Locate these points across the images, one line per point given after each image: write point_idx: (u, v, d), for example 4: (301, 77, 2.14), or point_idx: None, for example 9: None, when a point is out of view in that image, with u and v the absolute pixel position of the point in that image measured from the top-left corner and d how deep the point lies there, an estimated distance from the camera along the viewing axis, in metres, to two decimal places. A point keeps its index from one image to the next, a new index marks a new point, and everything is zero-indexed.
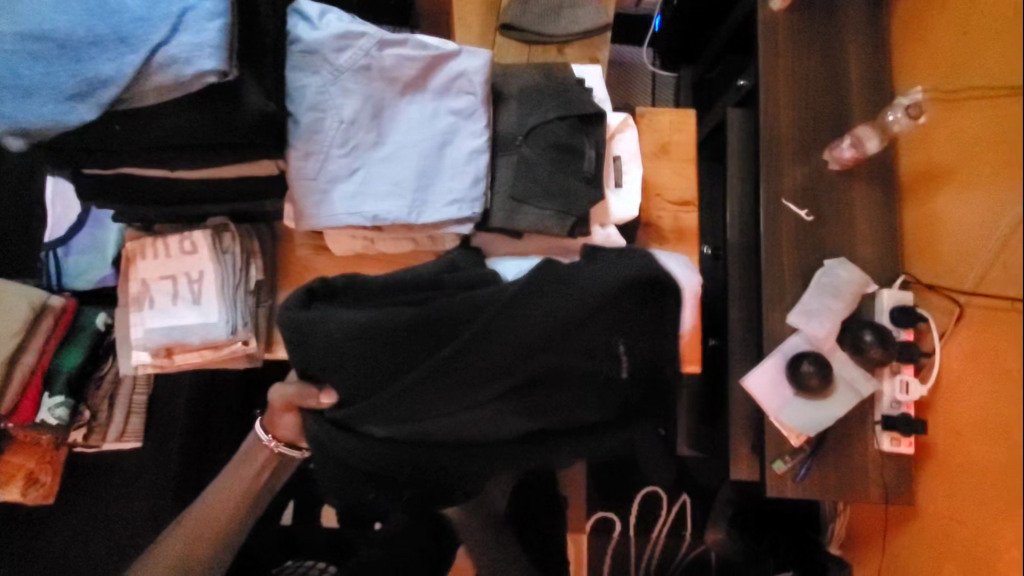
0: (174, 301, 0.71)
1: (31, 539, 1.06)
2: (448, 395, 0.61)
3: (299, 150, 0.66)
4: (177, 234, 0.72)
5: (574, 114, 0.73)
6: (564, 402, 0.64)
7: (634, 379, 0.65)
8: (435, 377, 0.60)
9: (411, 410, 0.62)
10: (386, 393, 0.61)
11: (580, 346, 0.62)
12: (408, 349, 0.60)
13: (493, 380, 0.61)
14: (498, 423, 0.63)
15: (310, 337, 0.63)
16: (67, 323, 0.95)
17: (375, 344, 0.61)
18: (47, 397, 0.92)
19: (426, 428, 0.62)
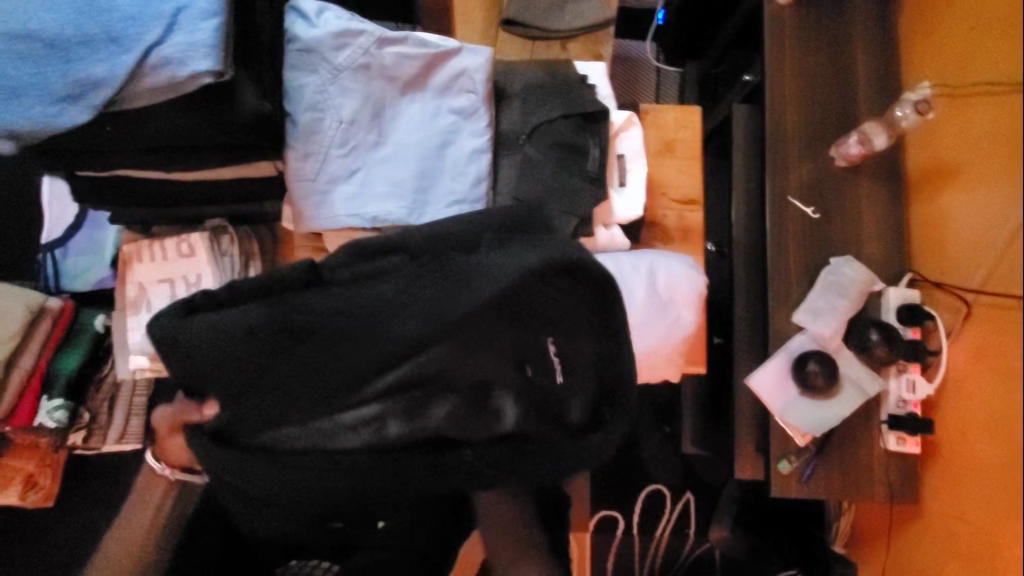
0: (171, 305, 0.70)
1: (33, 541, 1.05)
2: (343, 393, 0.57)
3: (298, 151, 0.65)
4: (175, 236, 0.71)
5: (579, 112, 0.72)
6: (481, 406, 0.60)
7: (575, 385, 0.62)
8: (333, 376, 0.55)
9: (302, 415, 0.56)
10: (268, 398, 0.55)
11: (506, 341, 0.59)
12: (312, 339, 0.55)
13: (395, 375, 0.57)
14: (400, 430, 0.58)
15: (180, 337, 0.55)
16: (64, 326, 0.94)
17: (263, 342, 0.55)
18: (46, 400, 0.92)
19: (322, 438, 0.57)
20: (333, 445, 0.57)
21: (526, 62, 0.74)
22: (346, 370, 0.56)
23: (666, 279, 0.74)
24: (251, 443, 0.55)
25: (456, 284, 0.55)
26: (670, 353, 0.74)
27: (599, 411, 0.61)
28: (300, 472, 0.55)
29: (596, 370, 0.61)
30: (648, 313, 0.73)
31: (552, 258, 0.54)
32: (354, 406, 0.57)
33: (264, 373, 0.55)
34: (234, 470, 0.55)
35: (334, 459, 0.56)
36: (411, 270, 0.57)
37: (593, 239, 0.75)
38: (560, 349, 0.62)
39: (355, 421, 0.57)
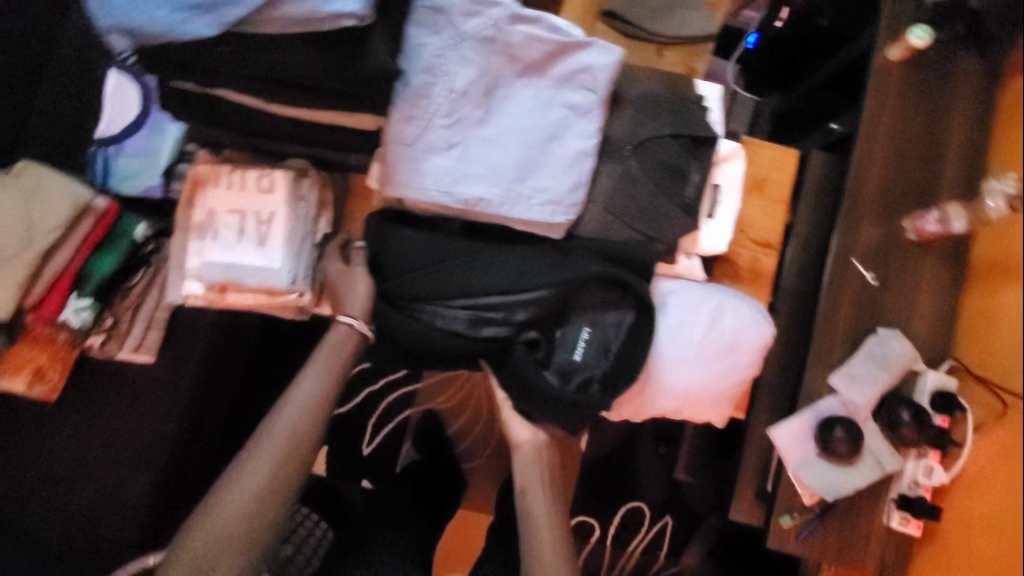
0: (238, 238, 0.66)
1: (21, 433, 1.01)
2: (439, 302, 0.68)
3: (402, 112, 0.62)
4: (257, 169, 0.67)
5: (689, 135, 0.69)
6: (523, 340, 0.70)
7: (587, 362, 0.70)
8: (455, 294, 0.67)
9: (422, 305, 0.69)
10: (417, 282, 0.68)
11: (553, 306, 0.68)
12: (461, 259, 0.68)
13: (500, 301, 0.67)
14: (472, 335, 0.69)
15: (394, 237, 0.70)
16: (106, 227, 0.91)
17: (421, 251, 0.68)
18: (74, 297, 0.90)
19: (427, 316, 0.69)
20: (437, 325, 0.69)
21: (645, 70, 0.71)
22: (476, 290, 0.67)
23: (732, 325, 0.70)
24: (400, 301, 0.70)
25: (535, 265, 0.67)
26: (722, 396, 0.72)
27: (587, 387, 0.70)
28: (414, 330, 0.69)
29: (611, 358, 0.70)
30: (710, 359, 0.71)
31: (614, 275, 0.67)
32: (457, 313, 0.68)
33: (423, 269, 0.68)
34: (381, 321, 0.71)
35: (435, 339, 0.69)
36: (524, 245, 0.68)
37: (670, 265, 0.75)
38: (591, 337, 0.70)
39: (447, 320, 0.68)
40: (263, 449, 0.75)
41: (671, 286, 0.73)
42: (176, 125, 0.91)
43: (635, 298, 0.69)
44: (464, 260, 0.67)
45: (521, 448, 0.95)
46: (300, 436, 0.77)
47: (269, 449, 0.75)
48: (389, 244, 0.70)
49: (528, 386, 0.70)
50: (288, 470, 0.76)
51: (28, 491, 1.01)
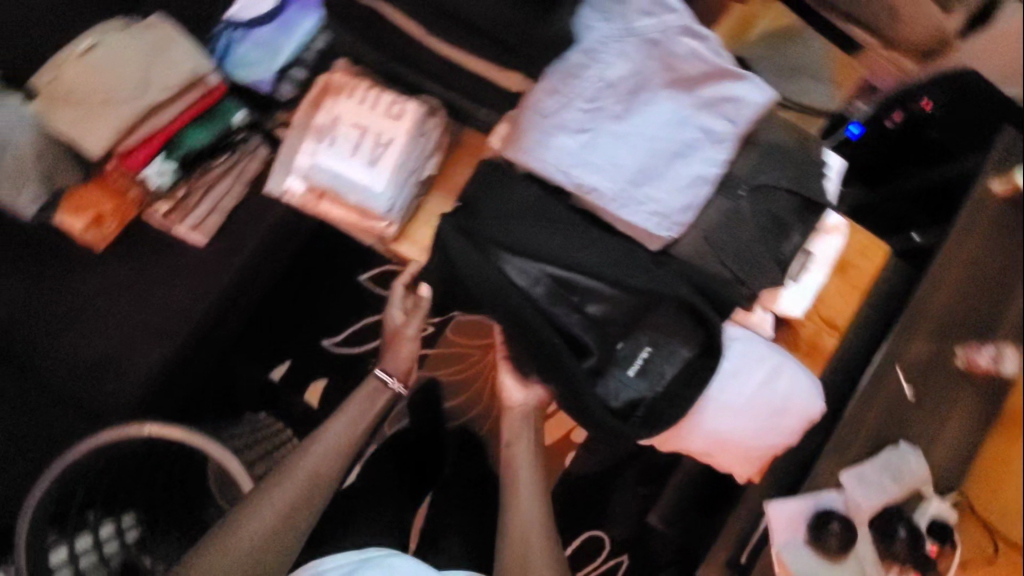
0: (352, 152, 0.68)
1: (57, 268, 1.02)
2: (517, 254, 0.69)
3: (549, 84, 0.64)
4: (391, 95, 0.69)
5: (803, 195, 0.70)
6: (586, 339, 0.69)
7: (637, 384, 0.70)
8: (542, 258, 0.69)
9: (506, 254, 0.68)
10: (513, 231, 0.69)
11: (626, 315, 0.70)
12: (559, 230, 0.69)
13: (584, 283, 0.69)
14: (546, 306, 0.69)
15: (500, 186, 0.70)
16: (209, 103, 0.93)
17: (517, 205, 0.69)
18: (160, 158, 0.91)
19: (507, 268, 0.68)
20: (514, 284, 0.69)
21: (781, 120, 0.72)
22: (567, 264, 0.68)
23: (786, 387, 0.72)
24: (486, 245, 0.69)
25: (625, 263, 0.68)
26: (752, 454, 0.73)
27: (632, 410, 0.71)
28: (487, 273, 0.68)
29: (663, 388, 0.70)
30: (753, 413, 0.72)
31: (697, 306, 0.68)
32: (538, 273, 0.69)
33: (518, 224, 0.69)
34: (459, 255, 0.68)
35: (508, 298, 0.68)
36: (615, 247, 0.69)
37: (746, 313, 0.76)
38: (648, 359, 0.70)
39: (524, 275, 0.68)
40: (289, 477, 0.85)
41: (735, 330, 0.74)
42: (308, 27, 0.93)
43: (706, 336, 0.70)
44: (563, 224, 0.69)
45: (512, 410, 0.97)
46: (321, 475, 0.87)
47: (296, 478, 0.85)
48: (487, 202, 0.70)
49: (577, 385, 0.69)
50: (311, 500, 0.85)
51: (46, 327, 1.01)
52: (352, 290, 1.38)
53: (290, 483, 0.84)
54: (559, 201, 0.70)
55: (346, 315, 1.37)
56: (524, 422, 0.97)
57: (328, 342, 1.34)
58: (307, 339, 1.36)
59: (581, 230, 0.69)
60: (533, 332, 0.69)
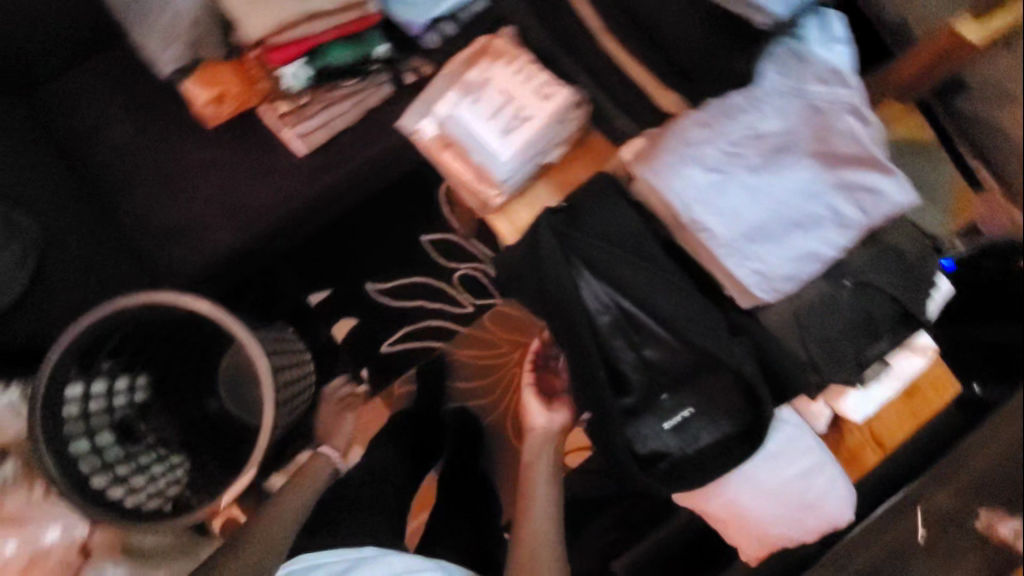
0: (493, 114, 0.71)
1: (162, 128, 1.06)
2: (594, 275, 0.68)
3: (701, 116, 0.65)
4: (547, 77, 0.72)
5: (905, 308, 0.69)
6: (634, 378, 0.70)
7: (668, 438, 0.71)
8: (623, 288, 0.68)
9: (587, 276, 0.69)
10: (602, 252, 0.68)
11: (682, 368, 0.69)
12: (647, 266, 0.68)
13: (648, 325, 0.68)
14: (606, 335, 0.69)
15: (602, 206, 0.70)
16: (361, 27, 0.96)
17: (615, 227, 0.69)
18: (301, 63, 0.95)
19: (583, 289, 0.68)
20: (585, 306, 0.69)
21: (907, 227, 0.71)
22: (638, 300, 0.67)
23: (821, 486, 0.73)
24: (573, 261, 0.69)
25: (700, 319, 0.66)
26: (769, 538, 0.75)
27: (655, 462, 0.71)
28: (564, 285, 0.67)
29: (692, 451, 0.71)
30: (782, 502, 0.74)
31: (756, 388, 0.66)
32: (606, 299, 0.68)
33: (612, 246, 0.69)
34: (541, 261, 0.68)
35: (576, 317, 0.68)
36: (698, 296, 0.68)
37: (805, 402, 0.78)
38: (687, 419, 0.71)
39: (595, 299, 0.68)
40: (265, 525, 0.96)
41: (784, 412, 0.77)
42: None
43: (751, 416, 0.69)
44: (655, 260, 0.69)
45: (533, 432, 1.08)
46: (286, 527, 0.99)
47: (264, 526, 0.96)
48: (584, 217, 0.70)
49: (609, 420, 0.69)
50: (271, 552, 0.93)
51: (134, 179, 1.05)
52: (410, 246, 1.46)
53: (262, 532, 0.95)
54: (662, 228, 0.70)
55: (397, 266, 1.45)
56: (548, 438, 1.06)
57: (370, 287, 1.44)
58: (353, 277, 1.44)
59: (670, 262, 0.70)
60: (585, 359, 0.69)
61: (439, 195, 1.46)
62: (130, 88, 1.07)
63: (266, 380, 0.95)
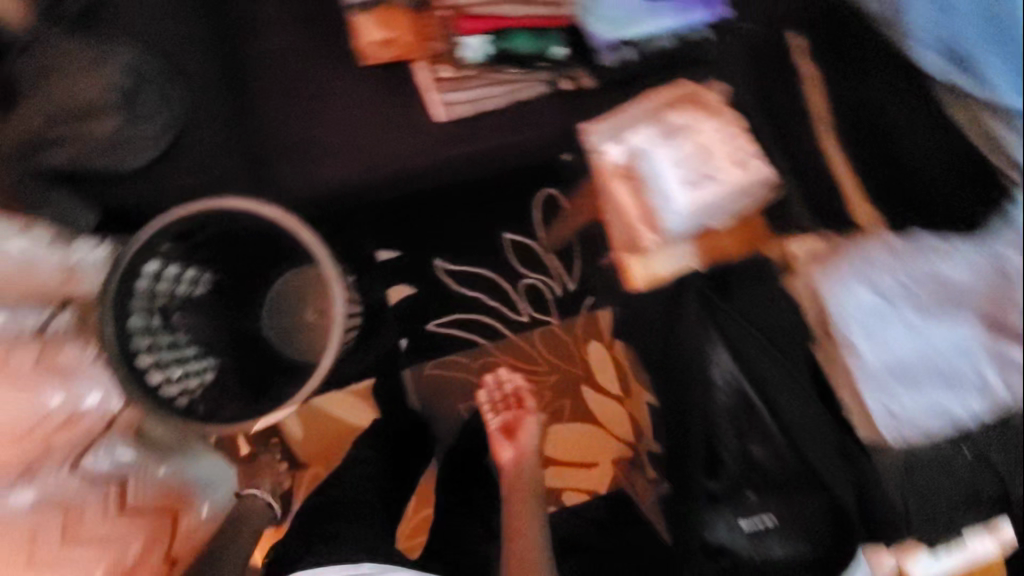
0: (685, 167, 0.87)
1: (321, 50, 1.06)
2: (729, 356, 0.80)
3: (887, 248, 0.77)
4: (745, 154, 0.88)
5: (1005, 486, 0.72)
6: (730, 465, 0.80)
7: (742, 534, 0.79)
8: (751, 379, 0.79)
9: (721, 360, 0.80)
10: (741, 338, 0.81)
11: (778, 475, 0.79)
12: (780, 363, 0.80)
13: (764, 413, 0.78)
14: (721, 416, 0.80)
15: (756, 299, 0.85)
16: (547, 25, 0.99)
17: (759, 317, 0.84)
18: (483, 39, 0.97)
19: (714, 368, 0.80)
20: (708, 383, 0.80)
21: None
22: (761, 384, 0.78)
23: None
24: (713, 339, 0.81)
25: (813, 433, 0.76)
26: None
27: (719, 556, 0.80)
28: (698, 354, 0.81)
29: (761, 557, 0.78)
30: None
31: (846, 512, 0.74)
32: (735, 376, 0.79)
33: (754, 338, 0.81)
34: (688, 328, 0.82)
35: (700, 387, 0.80)
36: (816, 413, 0.77)
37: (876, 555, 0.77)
38: (766, 526, 0.79)
39: (721, 380, 0.79)
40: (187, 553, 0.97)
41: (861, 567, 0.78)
42: (667, 23, 0.98)
43: (829, 533, 0.77)
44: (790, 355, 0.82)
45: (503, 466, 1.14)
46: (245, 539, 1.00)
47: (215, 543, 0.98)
48: (735, 292, 0.86)
49: (696, 479, 0.81)
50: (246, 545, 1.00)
51: (279, 88, 1.03)
52: (490, 240, 1.47)
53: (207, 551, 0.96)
54: None
55: (472, 253, 1.46)
56: (525, 463, 1.13)
57: (438, 264, 1.44)
58: (428, 250, 1.45)
59: None
60: (696, 426, 0.81)
61: (534, 203, 1.47)
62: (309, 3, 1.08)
63: (337, 322, 0.94)
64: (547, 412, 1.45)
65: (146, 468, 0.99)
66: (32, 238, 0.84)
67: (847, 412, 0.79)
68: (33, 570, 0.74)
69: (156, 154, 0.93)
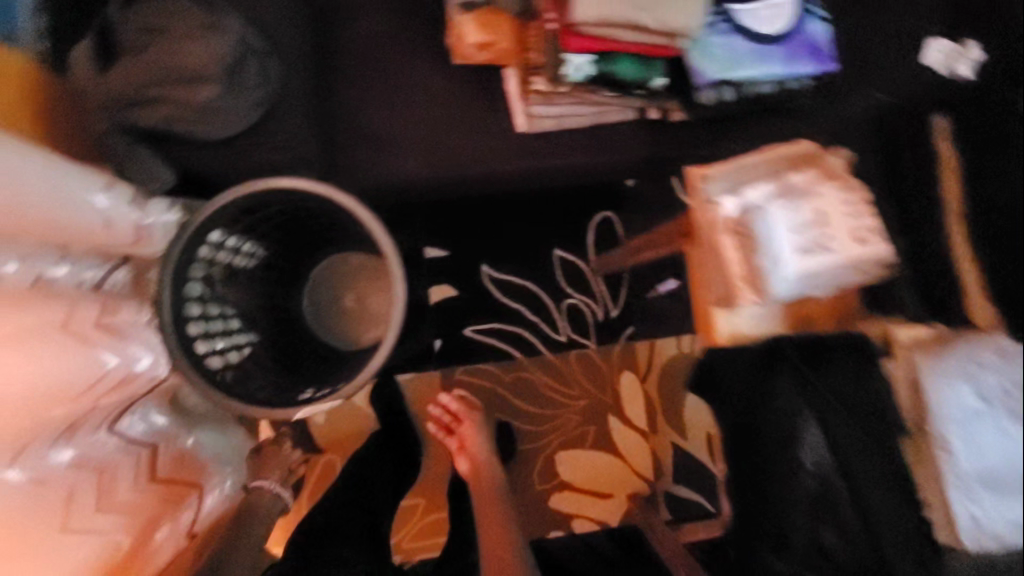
0: (801, 232, 0.76)
1: (414, 46, 1.08)
2: (818, 435, 0.86)
3: (1000, 351, 0.76)
4: (872, 225, 0.77)
5: None
6: (803, 541, 0.86)
7: None
8: (839, 461, 0.84)
9: (809, 437, 0.86)
10: (839, 419, 0.84)
11: (850, 557, 0.85)
12: (872, 447, 0.83)
13: (845, 497, 0.85)
14: (804, 491, 0.86)
15: (863, 379, 0.86)
16: (657, 52, 0.92)
17: (858, 398, 0.85)
18: (588, 58, 0.91)
19: (801, 444, 0.86)
20: (795, 457, 0.86)
21: None
22: (846, 467, 0.83)
23: None
24: (807, 417, 0.86)
25: (892, 523, 0.80)
26: None
27: None
28: (786, 428, 0.86)
29: None
30: None
31: None
32: (817, 455, 0.85)
33: (850, 421, 0.84)
34: (780, 401, 0.87)
35: (785, 459, 0.86)
36: (903, 503, 0.81)
37: None
38: None
39: (809, 457, 0.86)
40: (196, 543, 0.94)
41: None
42: (773, 71, 0.96)
43: None
44: (883, 424, 0.84)
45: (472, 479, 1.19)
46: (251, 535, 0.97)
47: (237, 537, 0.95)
48: (826, 362, 0.86)
49: (771, 547, 0.87)
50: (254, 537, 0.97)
51: (370, 75, 1.08)
52: (542, 253, 1.45)
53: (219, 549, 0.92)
54: None
55: (522, 263, 1.44)
56: (482, 467, 1.21)
57: (485, 269, 1.43)
58: (477, 254, 1.43)
59: None
60: (777, 498, 0.87)
61: (591, 222, 1.46)
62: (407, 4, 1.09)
63: (398, 306, 0.97)
64: (569, 437, 1.43)
65: (174, 437, 0.98)
66: (114, 195, 0.81)
67: (926, 503, 0.81)
68: (66, 536, 0.72)
69: (243, 127, 0.87)
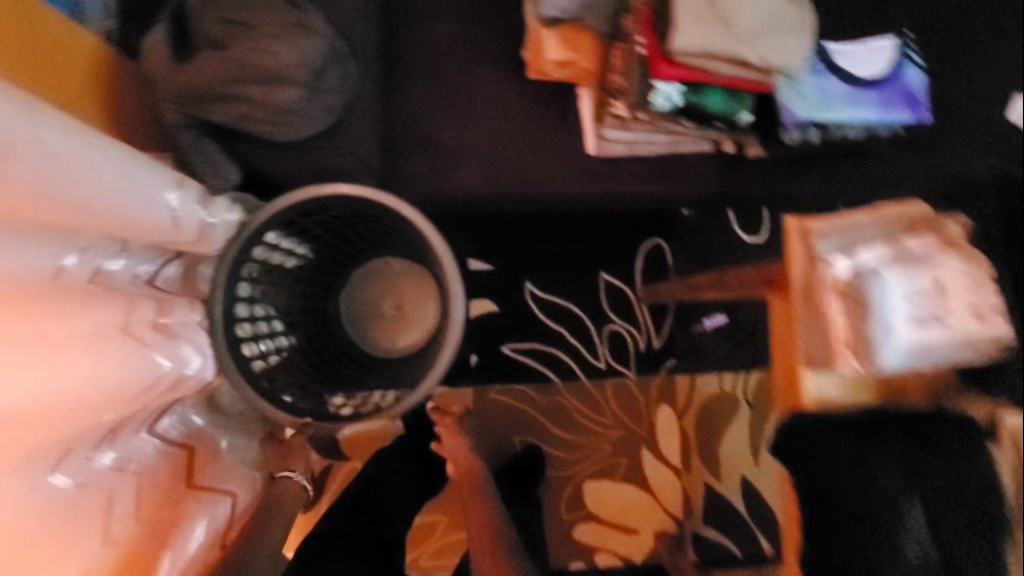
0: (919, 300, 0.74)
1: (490, 57, 1.05)
2: (922, 518, 0.76)
3: None
4: (991, 302, 0.75)
5: None
6: None
7: None
8: (943, 551, 0.76)
9: (914, 521, 0.76)
10: (945, 504, 0.77)
11: None
12: (977, 535, 0.76)
13: None
14: None
15: (973, 462, 0.78)
16: (749, 87, 0.88)
17: (966, 482, 0.77)
18: (676, 88, 0.88)
19: (904, 528, 0.76)
20: (896, 542, 0.76)
21: None
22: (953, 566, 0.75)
23: None
24: (911, 496, 0.77)
25: None
26: None
27: None
28: (888, 506, 0.77)
29: None
30: None
31: None
32: (923, 546, 0.76)
33: (954, 505, 0.77)
34: (880, 475, 0.78)
35: (886, 543, 0.76)
36: None
37: None
38: None
39: (913, 545, 0.76)
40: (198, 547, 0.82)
41: None
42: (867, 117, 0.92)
43: None
44: (990, 527, 0.77)
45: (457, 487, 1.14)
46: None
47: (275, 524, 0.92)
48: (942, 451, 0.78)
49: None
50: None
51: (441, 84, 1.04)
52: (588, 275, 1.41)
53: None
54: None
55: (567, 283, 1.40)
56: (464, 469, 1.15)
57: (529, 288, 1.39)
58: (522, 271, 1.39)
59: None
60: None
61: (642, 248, 1.42)
62: (483, 13, 1.06)
63: (455, 326, 0.95)
64: (602, 467, 1.39)
65: (209, 440, 0.95)
66: (184, 192, 0.79)
67: None
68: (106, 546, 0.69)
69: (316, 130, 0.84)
